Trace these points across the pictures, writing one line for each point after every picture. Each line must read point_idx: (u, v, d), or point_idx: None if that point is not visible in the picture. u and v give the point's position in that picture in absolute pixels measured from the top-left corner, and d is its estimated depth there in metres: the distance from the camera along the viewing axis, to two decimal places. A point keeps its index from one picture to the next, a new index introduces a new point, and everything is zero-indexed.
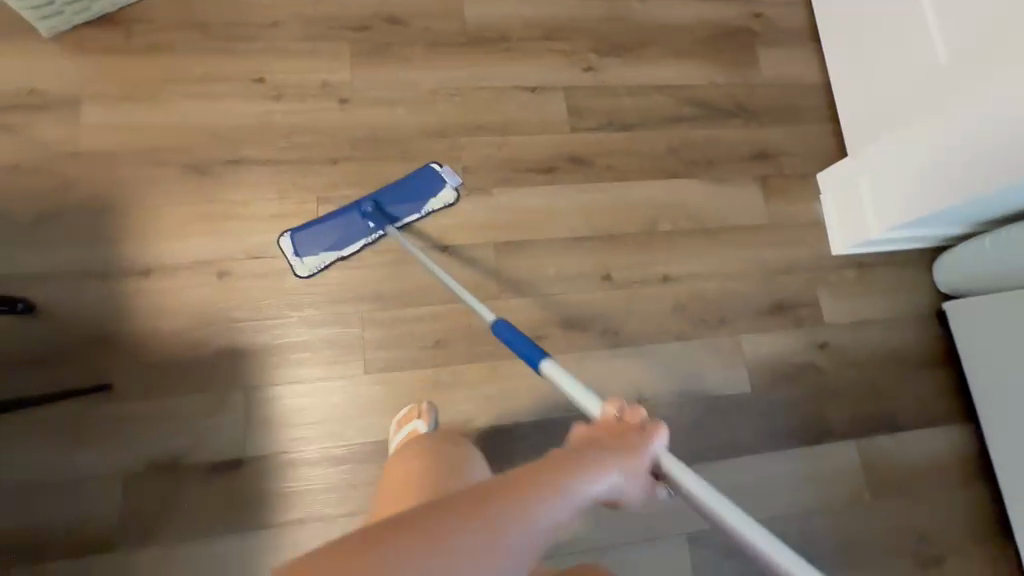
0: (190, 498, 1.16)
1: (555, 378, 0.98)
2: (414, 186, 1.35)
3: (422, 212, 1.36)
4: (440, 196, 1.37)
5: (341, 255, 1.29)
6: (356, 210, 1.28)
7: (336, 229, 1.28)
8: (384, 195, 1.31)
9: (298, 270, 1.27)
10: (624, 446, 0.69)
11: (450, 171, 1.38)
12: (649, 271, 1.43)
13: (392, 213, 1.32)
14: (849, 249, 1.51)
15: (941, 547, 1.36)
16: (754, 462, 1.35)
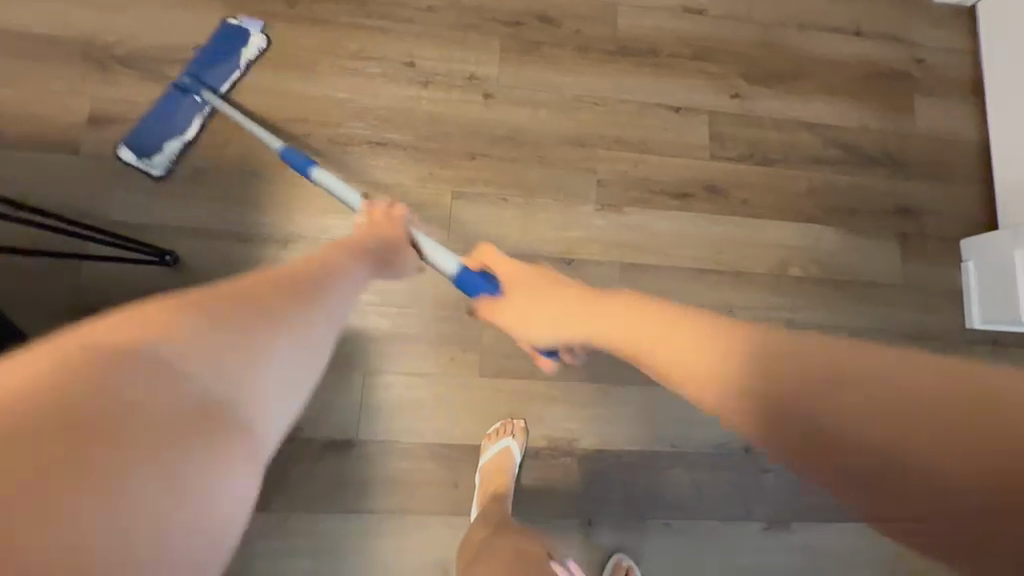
0: (301, 470, 1.16)
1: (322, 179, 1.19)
2: (217, 48, 1.30)
3: (240, 70, 1.32)
4: (250, 46, 1.32)
5: (185, 139, 1.27)
6: (176, 90, 1.26)
7: (166, 115, 1.26)
8: (194, 66, 1.28)
9: (150, 170, 1.25)
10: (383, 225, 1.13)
11: (247, 18, 1.32)
12: (773, 314, 1.38)
13: (208, 82, 1.29)
14: (986, 326, 1.42)
15: None
16: (857, 529, 1.30)
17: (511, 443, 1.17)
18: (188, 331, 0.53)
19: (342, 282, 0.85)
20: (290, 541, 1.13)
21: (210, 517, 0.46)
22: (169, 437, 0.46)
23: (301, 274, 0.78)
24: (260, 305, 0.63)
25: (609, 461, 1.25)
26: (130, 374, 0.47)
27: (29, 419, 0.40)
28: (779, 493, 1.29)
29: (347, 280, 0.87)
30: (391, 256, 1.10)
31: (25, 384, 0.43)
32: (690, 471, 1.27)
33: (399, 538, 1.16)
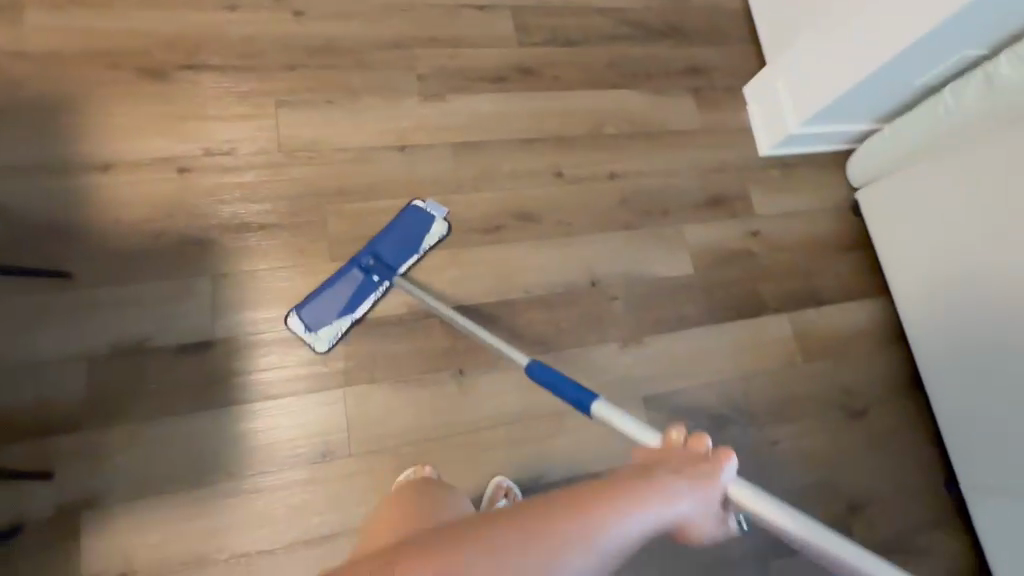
0: (159, 378, 1.14)
1: (607, 419, 0.91)
2: (403, 231, 1.33)
3: (420, 255, 1.33)
4: (431, 232, 1.35)
5: (354, 317, 1.25)
6: (353, 266, 1.27)
7: (343, 293, 1.25)
8: (383, 246, 1.30)
9: (314, 344, 1.22)
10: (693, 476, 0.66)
11: (434, 205, 1.37)
12: (598, 169, 1.54)
13: (392, 263, 1.30)
14: (773, 149, 1.68)
15: (863, 401, 1.52)
16: (701, 333, 1.47)
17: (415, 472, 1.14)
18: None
19: (637, 521, 0.59)
20: (154, 448, 1.10)
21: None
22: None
23: (598, 503, 0.58)
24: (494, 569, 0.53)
25: (472, 315, 1.34)
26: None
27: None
28: (629, 316, 1.44)
29: (646, 517, 0.60)
30: (694, 488, 0.65)
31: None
32: (547, 311, 1.39)
33: (272, 423, 1.17)
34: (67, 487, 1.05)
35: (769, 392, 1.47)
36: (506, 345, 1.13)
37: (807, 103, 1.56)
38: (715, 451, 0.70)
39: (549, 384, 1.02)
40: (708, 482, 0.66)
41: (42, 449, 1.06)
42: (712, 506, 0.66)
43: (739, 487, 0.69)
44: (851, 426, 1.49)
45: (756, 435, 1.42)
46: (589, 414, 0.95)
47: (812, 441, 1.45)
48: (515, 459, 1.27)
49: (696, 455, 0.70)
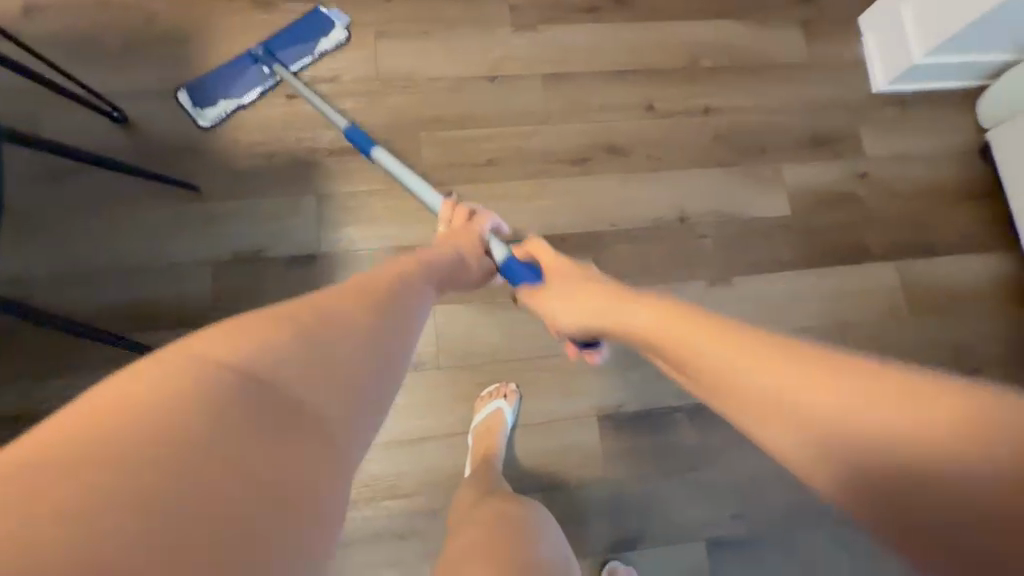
0: (273, 284, 1.25)
1: (383, 160, 1.25)
2: (299, 31, 1.37)
3: (314, 55, 1.38)
4: (331, 36, 1.39)
5: (241, 103, 1.32)
6: (247, 58, 1.33)
7: (229, 76, 1.32)
8: (274, 41, 1.35)
9: (199, 120, 1.30)
10: (459, 236, 1.09)
11: (337, 13, 1.40)
12: (692, 103, 1.48)
13: (283, 57, 1.35)
14: (890, 85, 1.52)
15: (979, 360, 1.40)
16: (796, 277, 1.40)
17: (502, 405, 1.20)
18: (280, 339, 0.52)
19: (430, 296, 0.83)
20: None
21: (302, 539, 0.44)
22: (257, 453, 0.44)
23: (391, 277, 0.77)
24: (340, 312, 0.60)
25: (558, 244, 1.35)
26: (238, 391, 0.46)
27: (148, 429, 0.40)
28: (717, 254, 1.39)
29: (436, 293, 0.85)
30: (466, 258, 1.05)
31: (138, 398, 0.42)
32: (632, 244, 1.37)
33: None
34: None
35: (870, 342, 1.37)
36: (329, 110, 1.28)
37: (935, 29, 1.39)
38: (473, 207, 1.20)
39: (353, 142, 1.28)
40: (470, 246, 1.08)
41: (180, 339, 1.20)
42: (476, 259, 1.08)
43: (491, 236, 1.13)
44: None
45: None
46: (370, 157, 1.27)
47: None
48: (595, 387, 1.28)
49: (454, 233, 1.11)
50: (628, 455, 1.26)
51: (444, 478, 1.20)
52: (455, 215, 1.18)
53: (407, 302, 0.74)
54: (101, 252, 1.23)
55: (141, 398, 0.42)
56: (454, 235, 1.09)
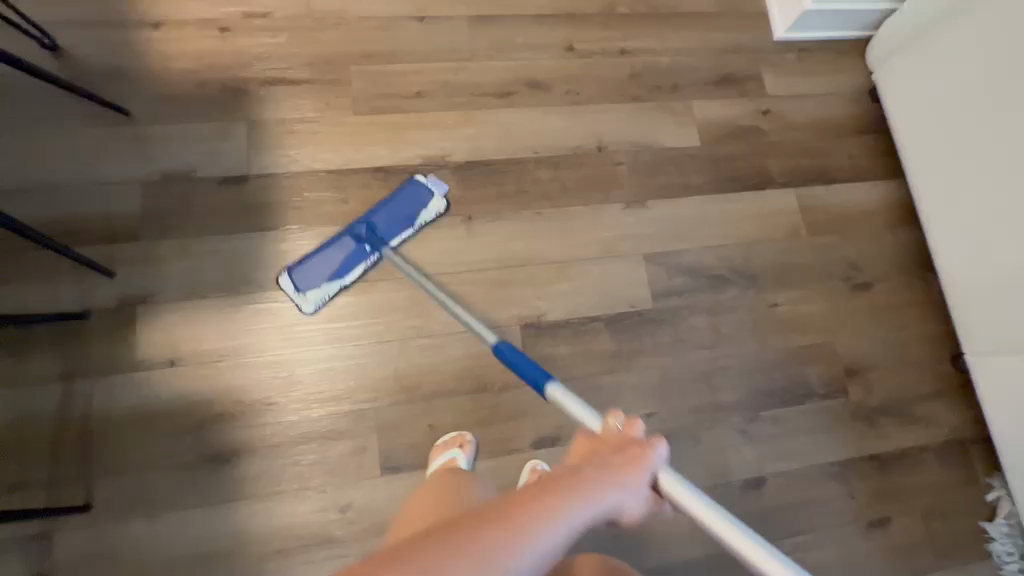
0: (204, 203, 1.29)
1: (562, 402, 1.07)
2: (401, 206, 1.33)
3: (415, 228, 1.34)
4: (430, 206, 1.35)
5: (344, 283, 1.28)
6: (348, 233, 1.29)
7: (330, 258, 1.27)
8: (376, 217, 1.31)
9: (303, 307, 1.25)
10: (624, 463, 0.83)
11: (435, 180, 1.37)
12: (610, 46, 1.59)
13: (383, 235, 1.31)
14: (788, 33, 1.67)
15: (869, 274, 1.53)
16: (705, 201, 1.51)
17: (459, 454, 1.18)
18: None
19: (580, 513, 0.70)
20: (198, 258, 1.26)
21: None
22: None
23: (549, 490, 0.70)
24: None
25: (483, 169, 1.43)
26: None
27: None
28: (633, 179, 1.49)
29: (589, 509, 0.71)
30: (620, 478, 0.78)
31: None
32: (552, 169, 1.46)
33: (300, 249, 1.30)
34: (127, 284, 1.22)
35: (772, 258, 1.50)
36: (482, 324, 1.19)
37: None
38: (642, 432, 0.92)
39: (513, 364, 1.14)
40: (632, 466, 0.83)
41: (108, 252, 1.23)
42: (638, 494, 0.81)
43: (667, 475, 0.88)
44: (856, 297, 1.51)
45: (757, 296, 1.46)
46: (546, 396, 1.10)
47: (812, 307, 1.48)
48: (519, 299, 1.36)
49: (616, 448, 0.88)
50: (548, 359, 1.33)
51: (369, 382, 1.24)
52: (604, 432, 0.95)
53: (542, 533, 0.64)
54: (26, 169, 1.25)
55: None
56: (617, 460, 0.83)
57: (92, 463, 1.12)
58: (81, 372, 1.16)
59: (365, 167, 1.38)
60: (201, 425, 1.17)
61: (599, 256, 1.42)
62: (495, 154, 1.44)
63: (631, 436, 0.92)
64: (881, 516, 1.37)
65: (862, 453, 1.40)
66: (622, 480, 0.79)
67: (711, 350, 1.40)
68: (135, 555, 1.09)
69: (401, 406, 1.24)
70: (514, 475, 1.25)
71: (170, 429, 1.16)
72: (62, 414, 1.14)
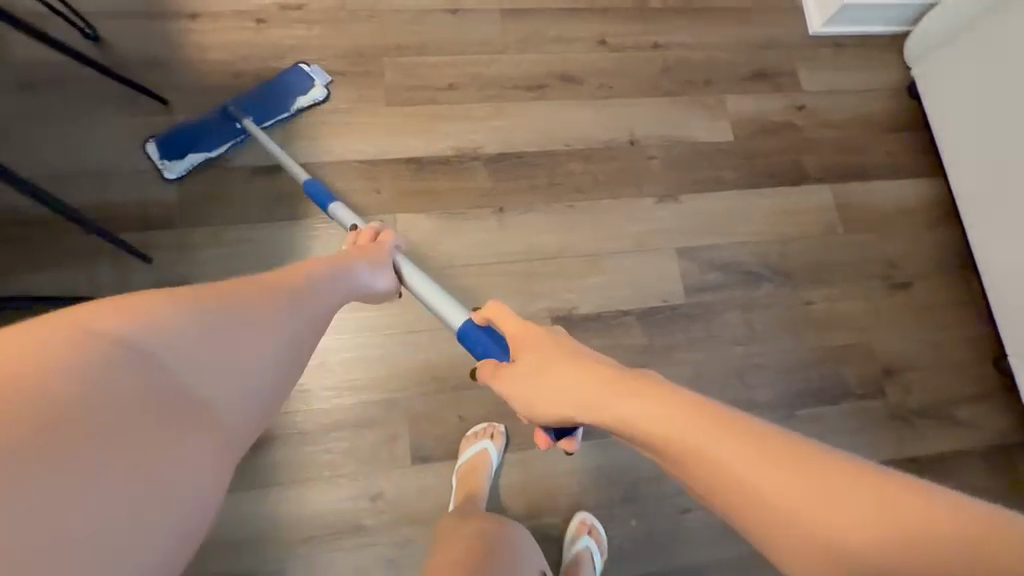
0: (238, 191, 1.30)
1: (343, 218, 1.22)
2: (278, 90, 1.34)
3: (291, 111, 1.35)
4: (309, 93, 1.36)
5: (210, 155, 1.28)
6: (218, 111, 1.29)
7: (197, 130, 1.28)
8: (247, 97, 1.31)
9: (166, 172, 1.27)
10: (371, 255, 1.13)
11: (319, 71, 1.39)
12: (642, 39, 1.58)
13: (255, 113, 1.31)
14: (825, 28, 1.64)
15: (908, 273, 1.50)
16: (738, 196, 1.49)
17: (489, 446, 1.19)
18: (166, 320, 0.67)
19: (333, 288, 0.99)
20: (232, 245, 1.27)
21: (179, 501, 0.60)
22: (132, 422, 0.59)
23: (296, 269, 0.95)
24: (225, 323, 0.73)
25: (514, 161, 1.42)
26: (127, 357, 0.62)
27: (57, 378, 0.55)
28: (664, 173, 1.48)
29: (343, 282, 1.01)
30: (371, 266, 1.10)
31: (44, 353, 0.56)
32: (584, 163, 1.45)
33: (334, 238, 1.30)
34: (164, 270, 1.23)
35: (807, 255, 1.47)
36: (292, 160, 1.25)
37: None
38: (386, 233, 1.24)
39: (313, 195, 1.25)
40: (382, 256, 1.14)
41: (146, 239, 1.25)
42: (382, 272, 1.13)
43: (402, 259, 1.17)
44: (894, 296, 1.47)
45: (791, 293, 1.43)
46: (330, 215, 1.24)
47: (849, 305, 1.45)
48: (549, 292, 1.34)
49: (360, 246, 1.15)
50: None
51: (400, 371, 1.24)
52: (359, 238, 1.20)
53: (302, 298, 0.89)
54: (70, 156, 1.27)
55: (30, 353, 0.55)
56: (363, 251, 1.13)
57: None
58: None
59: (398, 157, 1.38)
60: None
61: (630, 250, 1.40)
62: (526, 146, 1.43)
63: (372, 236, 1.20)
64: None
65: (901, 457, 1.36)
66: (374, 262, 1.11)
67: (745, 347, 1.38)
68: None
69: (433, 397, 1.24)
70: (545, 469, 1.24)
71: None
72: None
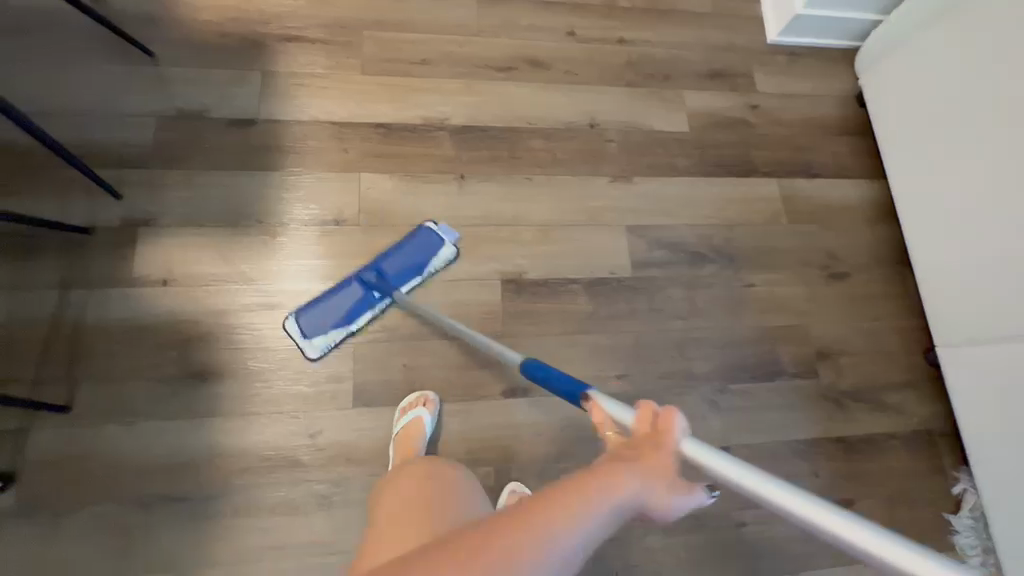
0: (212, 140, 1.37)
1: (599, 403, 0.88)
2: (414, 254, 1.33)
3: (424, 275, 1.35)
4: (439, 255, 1.36)
5: (350, 330, 1.27)
6: (356, 280, 1.28)
7: (339, 305, 1.26)
8: (385, 263, 1.31)
9: (308, 351, 1.24)
10: (642, 455, 0.64)
11: (447, 228, 1.38)
12: (609, 34, 1.68)
13: (392, 281, 1.31)
14: (780, 36, 1.76)
15: (846, 265, 1.58)
16: (690, 183, 1.57)
17: (423, 412, 1.21)
18: None
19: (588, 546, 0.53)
20: (199, 190, 1.33)
21: None
22: None
23: (574, 485, 0.56)
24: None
25: (479, 133, 1.50)
26: None
27: None
28: (621, 156, 1.56)
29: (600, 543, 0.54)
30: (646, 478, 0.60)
31: None
32: (546, 140, 1.53)
33: (299, 190, 1.37)
34: (132, 207, 1.29)
35: (752, 241, 1.55)
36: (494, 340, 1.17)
37: None
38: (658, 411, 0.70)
39: (536, 376, 1.03)
40: (669, 470, 0.63)
41: (118, 177, 1.30)
42: (657, 481, 0.62)
43: (692, 444, 0.67)
44: (832, 285, 1.55)
45: (734, 276, 1.51)
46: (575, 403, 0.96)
47: (788, 290, 1.52)
48: (502, 256, 1.41)
49: (641, 442, 0.66)
50: (525, 312, 1.38)
51: None
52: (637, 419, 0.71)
53: (554, 555, 0.51)
54: (53, 97, 1.34)
55: None
56: (627, 452, 0.64)
57: (79, 369, 1.18)
58: (79, 283, 1.22)
59: (369, 122, 1.46)
60: (187, 343, 1.22)
61: (582, 223, 1.47)
62: (491, 121, 1.52)
63: (648, 427, 0.69)
64: (844, 497, 1.38)
65: (829, 434, 1.42)
66: (654, 480, 0.61)
67: (686, 321, 1.44)
68: (110, 459, 1.14)
69: (381, 344, 1.29)
70: (484, 420, 1.28)
71: (155, 344, 1.21)
72: (57, 320, 1.20)
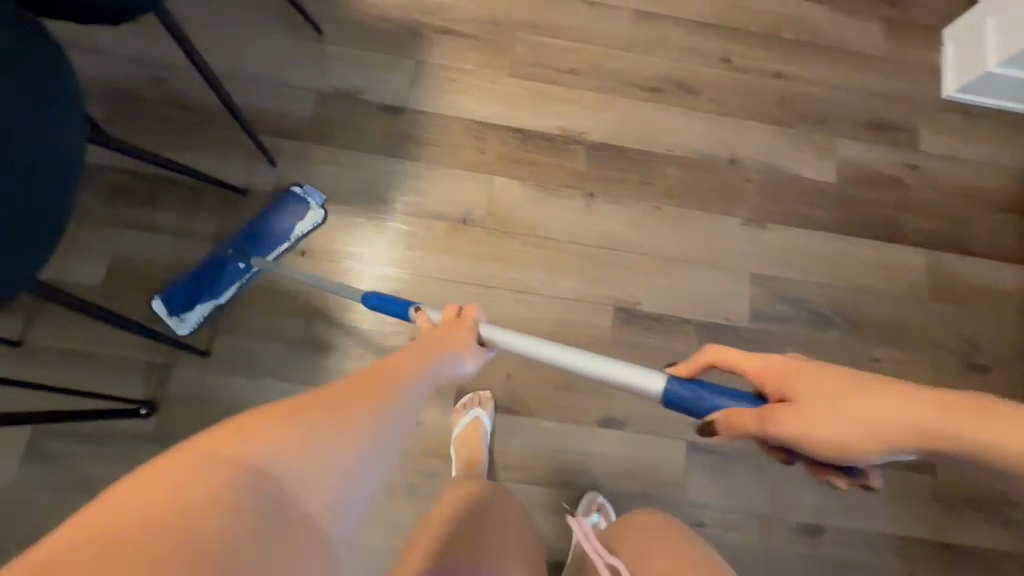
0: (362, 123, 1.42)
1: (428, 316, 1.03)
2: (275, 221, 1.31)
3: (292, 241, 1.31)
4: (306, 218, 1.33)
5: (219, 302, 1.26)
6: (218, 257, 1.27)
7: (205, 279, 1.26)
8: (246, 233, 1.29)
9: (178, 327, 1.25)
10: (454, 338, 0.88)
11: (312, 190, 1.34)
12: (765, 67, 1.59)
13: (258, 250, 1.29)
14: (958, 92, 1.60)
15: (988, 357, 1.43)
16: (827, 237, 1.47)
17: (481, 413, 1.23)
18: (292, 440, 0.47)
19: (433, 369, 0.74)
20: (343, 168, 1.39)
21: None
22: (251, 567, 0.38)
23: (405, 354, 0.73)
24: (379, 416, 0.55)
25: (614, 152, 1.47)
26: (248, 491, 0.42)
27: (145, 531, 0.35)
28: (756, 197, 1.48)
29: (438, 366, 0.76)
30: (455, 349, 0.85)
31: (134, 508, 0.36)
32: (681, 169, 1.48)
33: (433, 182, 1.40)
34: (284, 175, 1.37)
35: (884, 312, 1.44)
36: (342, 288, 1.15)
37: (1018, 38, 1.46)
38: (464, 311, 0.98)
39: (378, 308, 1.09)
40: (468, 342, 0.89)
41: (274, 144, 1.38)
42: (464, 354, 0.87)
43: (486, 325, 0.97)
44: (968, 376, 1.41)
45: (858, 346, 1.41)
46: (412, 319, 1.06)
47: (916, 373, 1.40)
48: (618, 282, 1.38)
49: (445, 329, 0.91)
50: (633, 343, 1.35)
51: None
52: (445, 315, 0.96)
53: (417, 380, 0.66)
54: (228, 60, 1.43)
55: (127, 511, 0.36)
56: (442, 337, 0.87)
57: (218, 317, 1.27)
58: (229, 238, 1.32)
59: (508, 124, 1.46)
60: (313, 314, 1.29)
61: (705, 262, 1.42)
62: (628, 141, 1.48)
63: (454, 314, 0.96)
64: None
65: (935, 537, 1.31)
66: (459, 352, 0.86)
67: None
68: (234, 406, 1.23)
69: None
70: (574, 443, 1.28)
71: (286, 311, 1.29)
72: None
